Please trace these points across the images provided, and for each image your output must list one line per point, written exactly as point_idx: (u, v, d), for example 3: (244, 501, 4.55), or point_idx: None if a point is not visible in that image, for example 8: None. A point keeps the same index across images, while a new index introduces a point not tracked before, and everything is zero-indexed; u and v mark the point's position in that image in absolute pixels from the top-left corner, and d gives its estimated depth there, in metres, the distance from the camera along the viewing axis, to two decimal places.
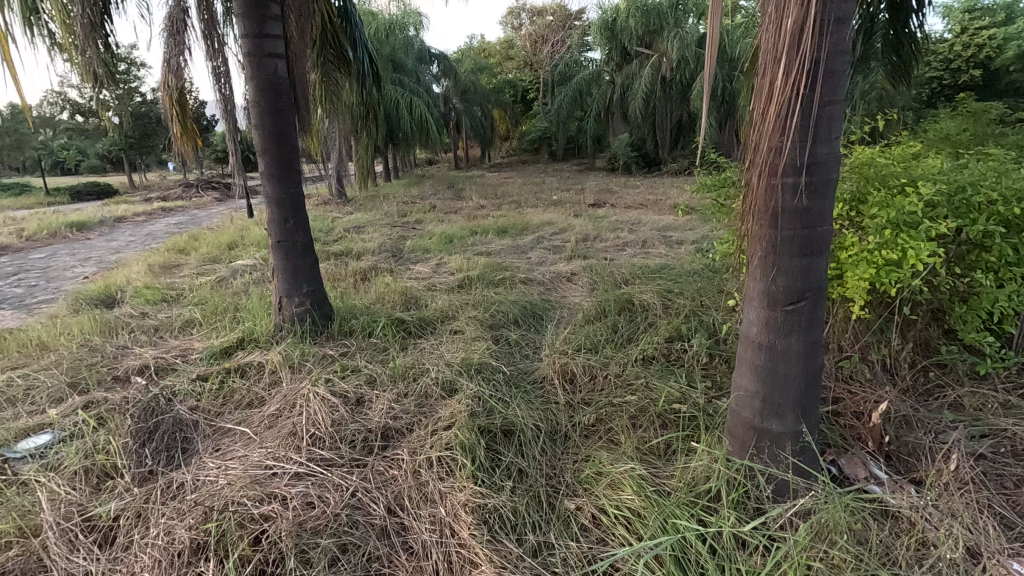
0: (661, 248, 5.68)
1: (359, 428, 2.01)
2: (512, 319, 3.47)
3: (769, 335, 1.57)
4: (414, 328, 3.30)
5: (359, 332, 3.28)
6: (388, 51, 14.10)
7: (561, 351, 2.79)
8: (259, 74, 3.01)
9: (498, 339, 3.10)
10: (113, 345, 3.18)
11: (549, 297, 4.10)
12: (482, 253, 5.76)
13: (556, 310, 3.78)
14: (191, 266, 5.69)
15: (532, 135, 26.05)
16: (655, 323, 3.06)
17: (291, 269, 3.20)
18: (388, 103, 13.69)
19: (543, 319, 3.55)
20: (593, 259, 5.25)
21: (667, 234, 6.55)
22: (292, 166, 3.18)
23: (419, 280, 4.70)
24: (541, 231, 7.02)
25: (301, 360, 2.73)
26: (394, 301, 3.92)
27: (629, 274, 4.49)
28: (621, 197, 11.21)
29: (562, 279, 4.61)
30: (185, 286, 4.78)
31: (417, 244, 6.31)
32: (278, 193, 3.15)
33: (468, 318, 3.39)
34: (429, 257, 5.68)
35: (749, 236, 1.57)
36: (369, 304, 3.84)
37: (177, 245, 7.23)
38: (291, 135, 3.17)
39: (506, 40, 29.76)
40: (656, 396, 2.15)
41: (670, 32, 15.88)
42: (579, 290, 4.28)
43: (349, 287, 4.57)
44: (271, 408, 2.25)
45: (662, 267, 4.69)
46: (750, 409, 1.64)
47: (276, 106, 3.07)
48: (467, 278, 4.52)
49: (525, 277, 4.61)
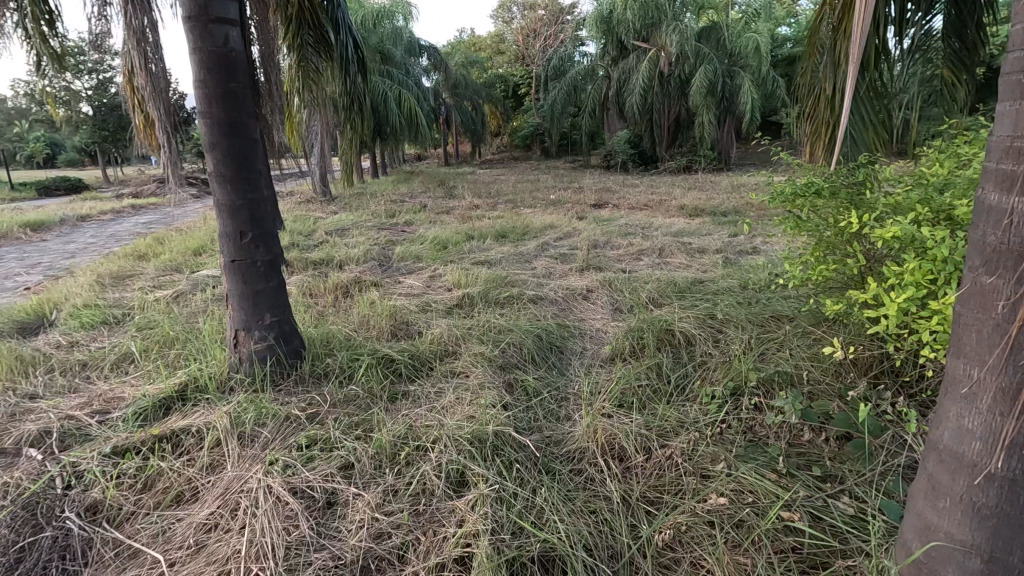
0: (682, 258, 5.05)
1: (326, 563, 1.37)
2: (527, 355, 2.81)
3: (1009, 460, 0.92)
4: (405, 369, 2.61)
5: (337, 375, 2.60)
6: (375, 41, 13.39)
7: (601, 408, 2.16)
8: (202, 47, 2.30)
9: (514, 389, 2.44)
10: (18, 394, 2.49)
11: (565, 320, 3.46)
12: (481, 262, 5.10)
13: (576, 339, 3.15)
14: (147, 277, 4.97)
15: (524, 130, 25.36)
16: (714, 369, 2.43)
17: (250, 296, 2.54)
18: (374, 95, 12.97)
19: (563, 354, 2.92)
20: (609, 271, 4.61)
21: (683, 240, 5.94)
22: (250, 165, 2.47)
23: (409, 297, 4.04)
24: (543, 236, 6.37)
25: (255, 426, 2.04)
26: (382, 328, 3.25)
27: (656, 290, 3.87)
28: (622, 196, 10.63)
29: (576, 297, 3.95)
30: (134, 304, 4.08)
31: (407, 251, 5.63)
32: (231, 198, 2.45)
33: (472, 354, 2.73)
34: (420, 268, 5.02)
35: (975, 295, 0.94)
36: (350, 333, 3.17)
37: (138, 249, 6.47)
38: (248, 126, 2.46)
39: (497, 32, 29.08)
40: (755, 500, 1.53)
41: (668, 25, 15.19)
42: (600, 312, 3.62)
43: (329, 308, 3.88)
44: (202, 514, 1.59)
45: (694, 283, 4.06)
46: (960, 568, 1.01)
47: (228, 87, 2.36)
48: (466, 295, 3.87)
49: (534, 294, 3.97)
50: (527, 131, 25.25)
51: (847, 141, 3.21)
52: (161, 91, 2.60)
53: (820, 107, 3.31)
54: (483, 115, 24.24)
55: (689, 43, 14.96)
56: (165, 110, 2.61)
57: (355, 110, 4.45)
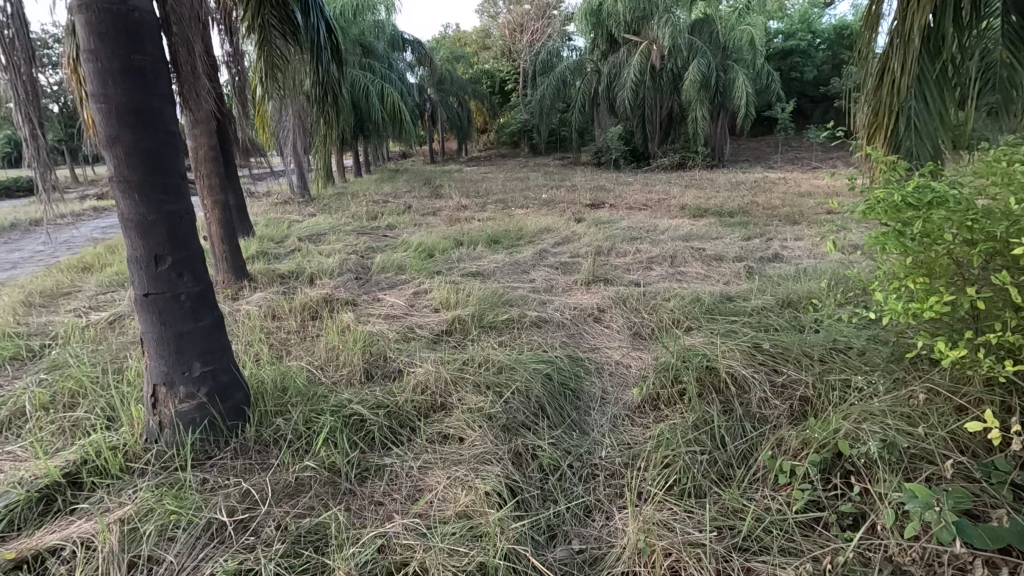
0: (700, 268, 4.47)
1: None
2: (537, 409, 2.20)
3: None
4: (379, 434, 2.00)
5: (289, 442, 1.98)
6: (356, 33, 12.72)
7: (651, 511, 1.60)
8: (93, 2, 1.65)
9: (523, 464, 1.86)
10: None
11: (576, 351, 2.87)
12: (472, 274, 4.49)
13: (592, 377, 2.56)
14: (85, 295, 4.30)
15: (511, 127, 24.73)
16: (786, 434, 1.86)
17: (171, 340, 1.92)
18: (356, 89, 12.31)
19: (579, 402, 2.33)
20: (620, 285, 4.02)
21: (695, 245, 5.37)
22: (167, 167, 1.84)
23: (389, 321, 3.43)
24: (540, 241, 5.78)
25: (158, 544, 1.44)
26: (354, 368, 2.63)
27: (679, 309, 3.30)
28: (617, 196, 10.06)
29: (586, 319, 3.35)
30: (59, 331, 3.42)
31: (388, 260, 5.00)
32: (139, 212, 1.81)
33: (465, 410, 2.13)
34: (403, 281, 4.40)
35: None
36: (313, 377, 2.55)
37: (84, 259, 5.75)
38: (165, 114, 1.83)
39: (482, 28, 28.55)
40: None
41: (660, 17, 14.67)
42: (618, 341, 3.03)
43: (294, 336, 3.25)
44: None
45: (722, 301, 3.48)
46: None
47: (133, 59, 1.72)
48: (456, 318, 3.26)
49: (536, 314, 3.38)
50: (515, 127, 24.65)
51: (911, 132, 2.63)
52: (21, 61, 1.84)
53: (880, 91, 2.72)
54: (469, 111, 23.55)
55: (682, 36, 14.48)
56: (27, 89, 1.86)
57: (329, 102, 4.70)
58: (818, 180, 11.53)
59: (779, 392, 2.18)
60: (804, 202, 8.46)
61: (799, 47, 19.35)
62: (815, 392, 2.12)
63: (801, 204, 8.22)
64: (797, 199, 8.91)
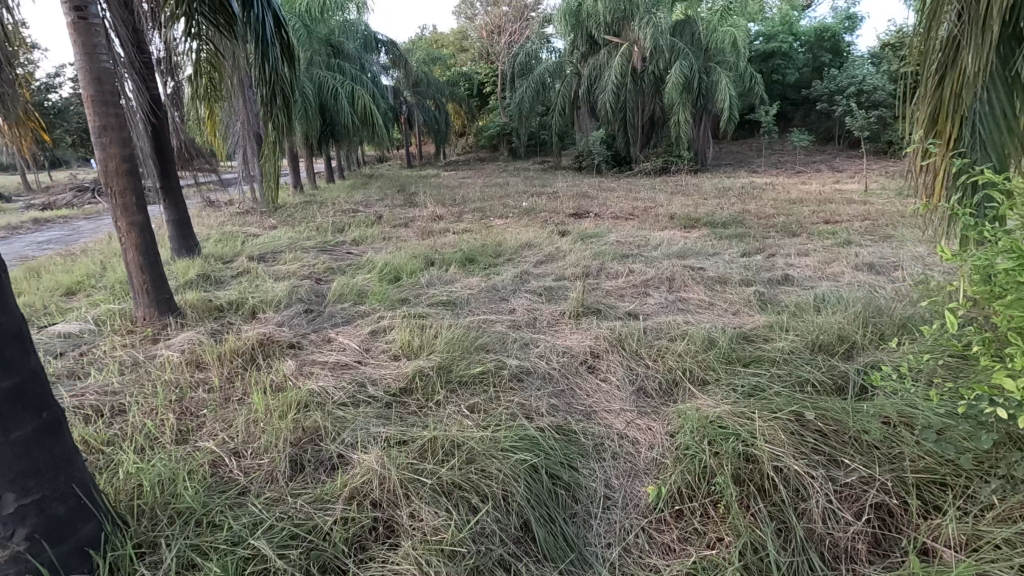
0: (703, 294, 3.90)
1: None
2: (518, 531, 1.60)
3: None
4: None
5: None
6: (324, 31, 12.01)
7: None
8: None
9: None
10: None
11: (567, 418, 2.25)
12: (443, 304, 3.86)
13: (588, 460, 1.95)
14: None
15: (489, 130, 24.14)
16: None
17: None
18: (324, 91, 11.60)
19: (573, 509, 1.73)
20: (615, 319, 3.43)
21: (692, 263, 4.83)
22: None
23: (336, 373, 2.78)
24: (521, 260, 5.18)
25: None
26: (275, 458, 1.96)
27: (691, 355, 2.70)
28: (601, 204, 9.51)
29: (578, 370, 2.74)
30: None
31: (346, 285, 4.34)
32: None
33: (419, 538, 1.52)
34: (360, 314, 3.75)
35: None
36: (215, 475, 1.89)
37: None
38: None
39: (459, 31, 28.05)
40: None
41: (640, 17, 14.25)
42: (619, 402, 2.42)
43: (213, 397, 2.57)
44: None
45: (739, 342, 2.89)
46: None
47: None
48: (417, 370, 2.62)
49: (517, 364, 2.75)
50: (494, 130, 24.09)
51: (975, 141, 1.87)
52: None
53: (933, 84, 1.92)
54: (446, 114, 22.92)
55: (664, 38, 14.08)
56: None
57: (279, 103, 3.93)
58: (805, 186, 11.18)
59: (847, 498, 1.61)
60: (797, 211, 7.98)
61: (781, 49, 19.10)
62: (900, 502, 1.57)
63: (796, 212, 7.80)
64: (789, 207, 8.49)
